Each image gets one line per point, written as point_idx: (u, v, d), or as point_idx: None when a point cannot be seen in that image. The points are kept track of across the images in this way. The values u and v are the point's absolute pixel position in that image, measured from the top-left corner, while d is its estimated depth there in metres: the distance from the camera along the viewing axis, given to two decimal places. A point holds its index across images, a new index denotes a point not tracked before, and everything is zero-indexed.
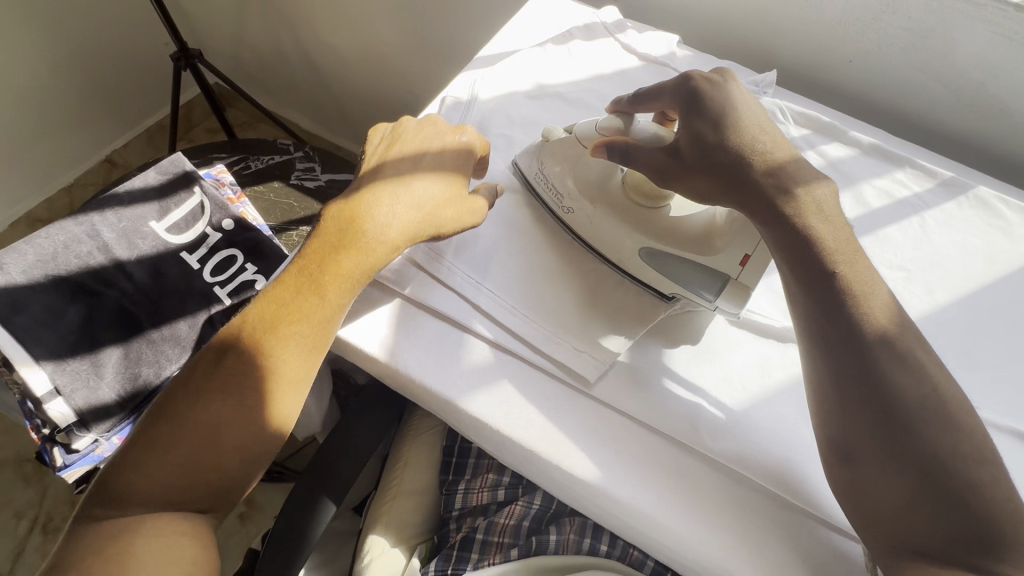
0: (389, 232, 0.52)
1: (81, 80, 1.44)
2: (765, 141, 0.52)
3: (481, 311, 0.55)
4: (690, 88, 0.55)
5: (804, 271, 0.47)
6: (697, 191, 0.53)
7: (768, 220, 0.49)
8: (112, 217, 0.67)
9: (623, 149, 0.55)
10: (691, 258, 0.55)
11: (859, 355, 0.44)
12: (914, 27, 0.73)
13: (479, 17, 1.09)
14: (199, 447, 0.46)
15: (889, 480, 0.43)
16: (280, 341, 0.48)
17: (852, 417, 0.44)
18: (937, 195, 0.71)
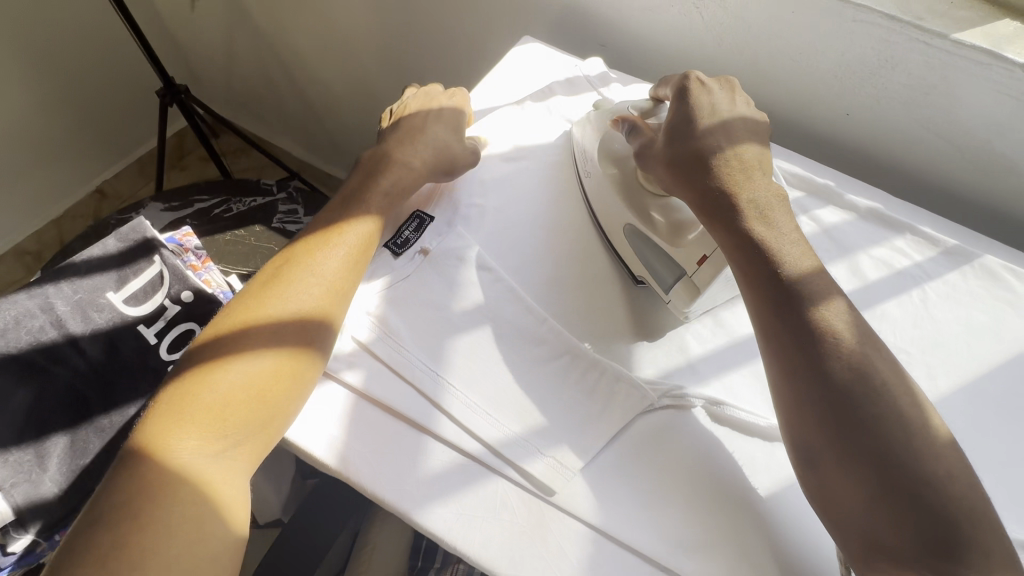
0: (402, 175, 0.61)
1: (69, 113, 1.42)
2: (728, 148, 0.56)
3: (441, 408, 0.51)
4: (684, 89, 0.60)
5: (751, 266, 0.51)
6: (661, 180, 0.59)
7: (721, 218, 0.53)
8: (67, 288, 0.64)
9: (632, 127, 0.63)
10: (658, 243, 0.60)
11: (806, 348, 0.47)
12: (915, 84, 0.68)
13: (466, 58, 1.06)
14: (231, 397, 0.45)
15: (851, 480, 0.43)
16: (290, 293, 0.50)
17: (807, 414, 0.46)
18: (939, 264, 0.66)
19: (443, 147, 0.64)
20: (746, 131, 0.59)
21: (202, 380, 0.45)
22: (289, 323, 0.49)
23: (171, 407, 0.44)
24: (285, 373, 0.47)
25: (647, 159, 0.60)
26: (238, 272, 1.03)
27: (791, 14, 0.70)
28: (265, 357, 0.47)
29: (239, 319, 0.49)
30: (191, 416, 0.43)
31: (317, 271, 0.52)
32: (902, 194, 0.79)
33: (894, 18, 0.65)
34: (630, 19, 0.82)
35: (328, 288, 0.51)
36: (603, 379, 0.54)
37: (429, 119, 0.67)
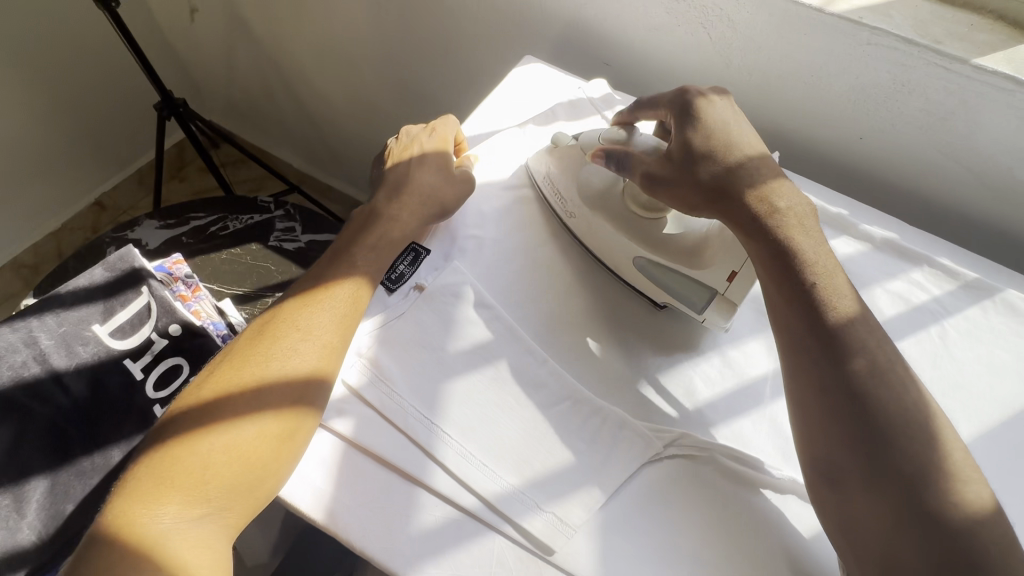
0: (389, 231, 0.58)
1: (69, 126, 1.39)
2: (754, 162, 0.54)
3: (435, 459, 0.48)
4: (684, 102, 0.57)
5: (782, 279, 0.50)
6: (683, 203, 0.55)
7: (755, 232, 0.51)
8: (52, 321, 0.62)
9: (619, 158, 0.59)
10: (678, 270, 0.58)
11: (841, 365, 0.46)
12: (932, 109, 0.65)
13: (466, 75, 1.04)
14: (217, 459, 0.43)
15: (875, 500, 0.42)
16: (286, 347, 0.48)
17: (838, 432, 0.45)
18: (959, 299, 0.63)
19: (431, 195, 0.61)
20: (755, 145, 0.56)
21: (187, 444, 0.43)
22: (277, 385, 0.46)
23: (151, 476, 0.42)
24: (273, 437, 0.44)
25: (660, 182, 0.55)
26: (233, 293, 0.99)
27: (803, 36, 0.67)
28: (250, 422, 0.45)
29: (224, 379, 0.46)
30: (170, 488, 0.41)
31: (307, 327, 0.49)
32: (917, 221, 0.76)
33: (912, 42, 0.62)
34: (634, 39, 0.79)
35: (319, 345, 0.49)
36: (606, 426, 0.51)
37: (412, 164, 0.63)
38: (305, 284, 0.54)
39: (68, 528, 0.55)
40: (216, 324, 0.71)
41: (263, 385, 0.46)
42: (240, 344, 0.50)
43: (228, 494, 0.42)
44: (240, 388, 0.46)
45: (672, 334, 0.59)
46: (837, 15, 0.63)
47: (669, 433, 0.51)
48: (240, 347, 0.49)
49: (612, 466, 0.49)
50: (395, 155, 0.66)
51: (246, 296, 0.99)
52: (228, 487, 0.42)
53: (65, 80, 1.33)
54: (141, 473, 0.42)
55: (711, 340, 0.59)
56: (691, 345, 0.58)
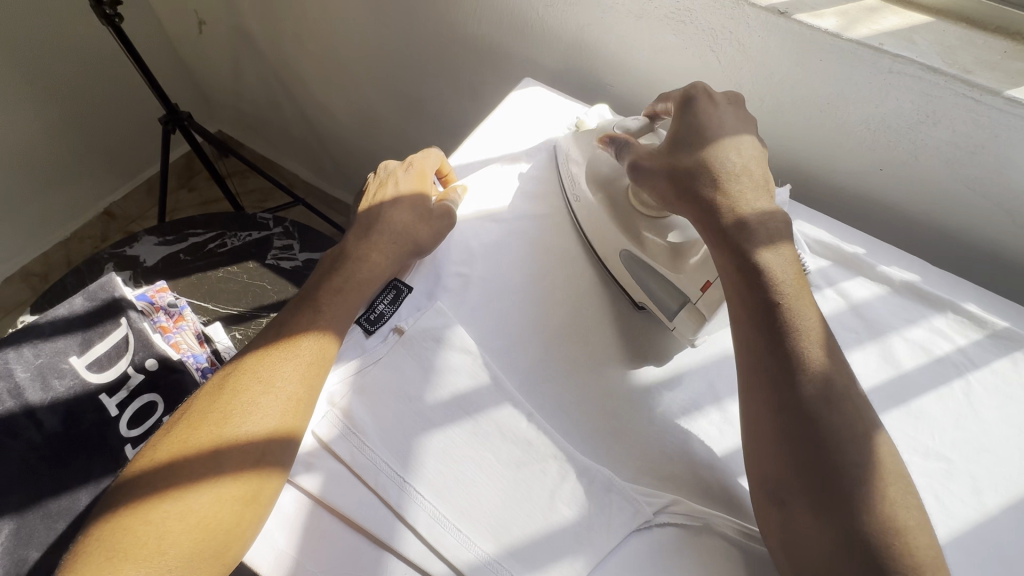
0: (357, 273, 0.55)
1: (77, 136, 1.34)
2: (736, 164, 0.51)
3: (405, 521, 0.45)
4: (687, 97, 0.55)
5: (745, 297, 0.47)
6: (658, 193, 0.53)
7: (719, 240, 0.49)
8: (29, 352, 0.60)
9: (621, 143, 0.58)
10: (660, 271, 0.57)
11: (792, 387, 0.43)
12: (960, 141, 0.60)
13: (467, 94, 1.02)
14: (175, 528, 0.41)
15: (817, 526, 0.41)
16: (248, 403, 0.46)
17: (785, 452, 0.43)
18: (985, 350, 0.58)
19: (405, 233, 0.58)
20: (749, 151, 0.52)
21: (142, 513, 0.41)
22: (237, 443, 0.44)
23: (103, 550, 0.40)
24: (235, 501, 0.42)
25: (641, 169, 0.54)
26: (226, 314, 0.96)
27: (819, 62, 0.62)
28: (209, 484, 0.42)
29: (182, 439, 0.45)
30: (125, 560, 0.39)
31: (269, 378, 0.47)
32: (940, 259, 0.71)
33: (938, 71, 0.56)
34: (635, 61, 0.75)
35: (281, 396, 0.47)
36: (593, 487, 0.47)
37: (386, 202, 0.60)
38: (268, 333, 0.52)
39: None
40: (196, 356, 0.70)
41: (222, 443, 0.44)
42: (198, 401, 0.47)
43: (190, 561, 0.40)
44: (200, 450, 0.44)
45: (672, 345, 0.58)
46: (856, 41, 0.59)
47: (660, 498, 0.47)
48: (198, 404, 0.47)
49: (599, 536, 0.46)
50: (375, 189, 0.63)
51: (239, 316, 0.96)
52: (189, 555, 0.40)
53: (76, 89, 1.28)
54: (94, 547, 0.40)
55: (710, 391, 0.55)
56: (689, 397, 0.54)
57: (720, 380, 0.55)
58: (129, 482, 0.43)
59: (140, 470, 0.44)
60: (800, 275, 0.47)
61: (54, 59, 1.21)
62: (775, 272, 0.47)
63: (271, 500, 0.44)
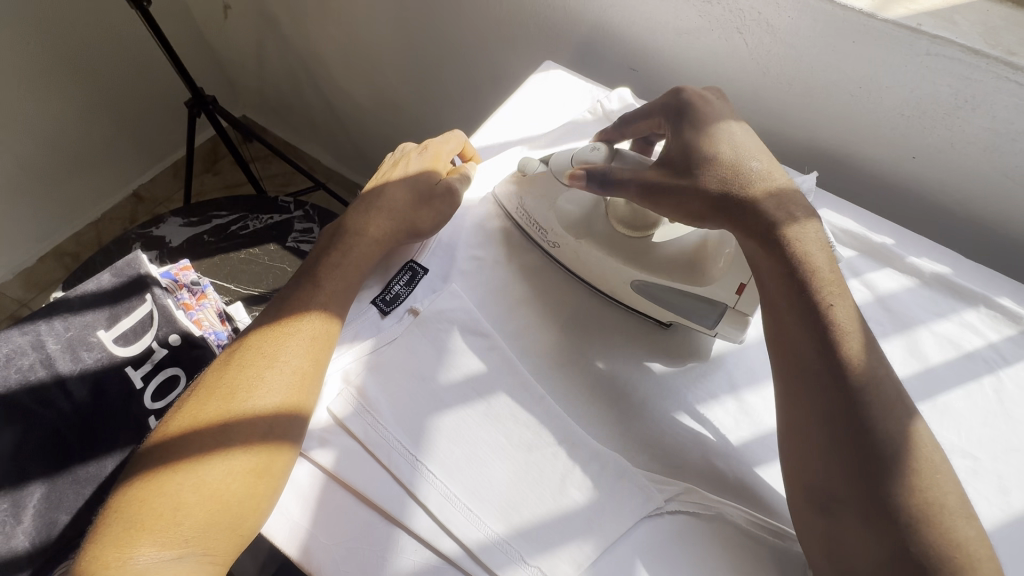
0: (354, 248, 0.55)
1: (106, 119, 1.37)
2: (762, 164, 0.48)
3: (416, 499, 0.46)
4: (679, 100, 0.52)
5: (790, 298, 0.45)
6: (688, 215, 0.49)
7: (761, 245, 0.46)
8: (60, 325, 0.62)
9: (605, 178, 0.52)
10: (677, 285, 0.53)
11: (846, 395, 0.41)
12: (1000, 128, 0.57)
13: (487, 78, 1.01)
14: (191, 497, 0.42)
15: (869, 537, 0.39)
16: (255, 379, 0.47)
17: (839, 462, 0.41)
18: (1020, 347, 0.56)
19: (405, 212, 0.57)
20: (756, 141, 0.50)
21: (157, 485, 0.42)
22: (244, 417, 0.45)
23: (122, 522, 0.41)
24: (250, 473, 0.43)
25: (659, 194, 0.49)
26: (247, 294, 0.98)
27: (851, 44, 0.60)
28: (222, 456, 0.44)
29: (192, 414, 0.46)
30: (144, 530, 0.40)
31: (273, 354, 0.48)
32: (972, 250, 0.68)
33: (979, 53, 0.54)
34: (657, 44, 0.74)
35: (286, 369, 0.47)
36: (605, 473, 0.47)
37: (391, 178, 0.60)
38: (269, 313, 0.52)
39: (60, 537, 0.56)
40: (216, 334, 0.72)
41: (230, 417, 0.45)
42: (205, 379, 0.48)
43: (207, 530, 0.41)
44: (210, 425, 0.45)
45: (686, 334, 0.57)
46: (893, 22, 0.56)
47: (672, 486, 0.47)
48: (205, 382, 0.48)
49: (608, 520, 0.45)
50: (392, 165, 0.63)
51: (259, 297, 0.97)
52: (206, 524, 0.41)
53: (104, 72, 1.31)
54: (114, 519, 0.41)
55: (726, 380, 0.54)
56: (705, 387, 0.53)
57: (737, 370, 0.54)
58: (144, 458, 0.45)
59: (153, 446, 0.45)
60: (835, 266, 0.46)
61: (86, 43, 1.23)
62: (816, 272, 0.45)
63: (284, 472, 0.45)
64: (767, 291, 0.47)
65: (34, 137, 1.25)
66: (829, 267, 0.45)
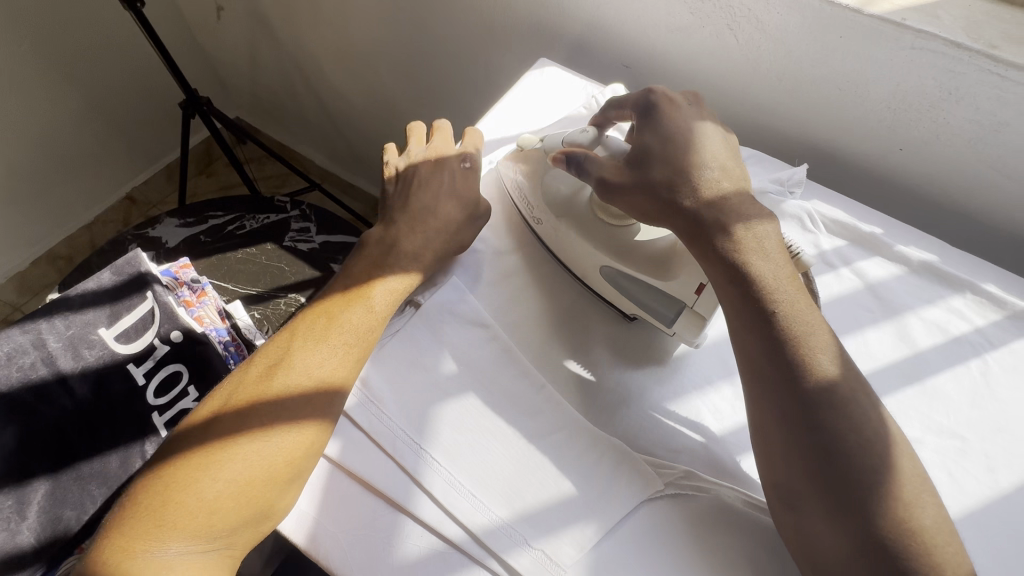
0: (406, 267, 0.54)
1: (98, 122, 1.37)
2: (713, 168, 0.50)
3: (421, 486, 0.46)
4: (647, 104, 0.53)
5: (739, 304, 0.46)
6: (637, 211, 0.52)
7: (704, 252, 0.48)
8: (60, 323, 0.62)
9: (578, 162, 0.54)
10: (646, 280, 0.54)
11: (797, 396, 0.42)
12: (983, 120, 0.59)
13: (482, 76, 1.02)
14: (216, 498, 0.42)
15: (829, 529, 0.40)
16: (287, 387, 0.46)
17: (796, 459, 0.42)
18: (1004, 330, 0.57)
19: (449, 228, 0.57)
20: (717, 144, 0.52)
21: (185, 482, 0.42)
22: (275, 424, 0.45)
23: (148, 512, 0.41)
24: (273, 481, 0.43)
25: (615, 189, 0.52)
26: (245, 294, 0.98)
27: (838, 38, 0.61)
28: (248, 462, 0.43)
29: (224, 412, 0.45)
30: (168, 523, 0.41)
31: (307, 362, 0.47)
32: (957, 238, 0.70)
33: (961, 46, 0.56)
34: (650, 39, 0.75)
35: (322, 370, 0.47)
36: (605, 458, 0.48)
37: (438, 191, 0.59)
38: (306, 316, 0.51)
39: (66, 532, 0.56)
40: (217, 331, 0.72)
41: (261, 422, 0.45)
42: (240, 377, 0.48)
43: (231, 525, 0.42)
44: (241, 429, 0.44)
45: None
46: (877, 17, 0.58)
47: (672, 469, 0.48)
48: (239, 380, 0.47)
49: (611, 503, 0.46)
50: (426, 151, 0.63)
51: (258, 296, 0.97)
52: (231, 520, 0.42)
53: (96, 75, 1.30)
54: (140, 503, 0.42)
55: (722, 366, 0.55)
56: (702, 373, 0.55)
57: (735, 356, 0.55)
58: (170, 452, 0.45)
59: (184, 439, 0.45)
60: (787, 259, 0.47)
61: (76, 45, 1.23)
62: (765, 279, 0.46)
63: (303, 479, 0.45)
64: (720, 299, 0.48)
65: (25, 140, 1.25)
66: (769, 267, 0.46)
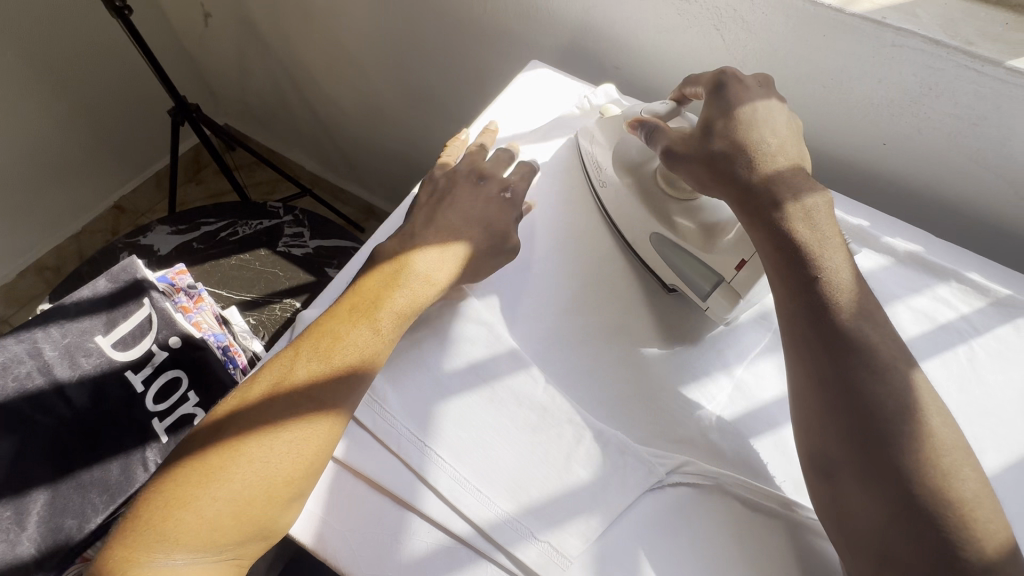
0: (419, 292, 0.52)
1: (85, 131, 1.35)
2: (769, 143, 0.51)
3: (426, 483, 0.47)
4: (717, 81, 0.54)
5: (786, 273, 0.48)
6: (695, 180, 0.53)
7: (755, 224, 0.50)
8: (56, 332, 0.62)
9: (652, 127, 0.57)
10: (690, 250, 0.57)
11: (838, 363, 0.44)
12: (962, 113, 0.61)
13: (474, 79, 1.03)
14: (215, 514, 0.42)
15: (869, 500, 0.41)
16: (288, 406, 0.46)
17: (835, 426, 0.43)
18: (988, 317, 0.59)
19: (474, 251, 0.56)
20: (782, 125, 0.53)
21: (185, 495, 0.42)
22: (275, 444, 0.44)
23: (148, 524, 0.41)
24: (271, 500, 0.43)
25: (678, 158, 0.54)
26: (240, 300, 0.98)
27: (821, 37, 0.63)
28: (247, 479, 0.43)
29: (225, 428, 0.45)
30: (168, 536, 0.41)
31: (309, 382, 0.47)
32: (940, 229, 0.72)
33: (939, 43, 0.57)
34: (639, 40, 0.76)
35: (325, 388, 0.46)
36: (607, 451, 0.49)
37: (467, 216, 0.57)
38: (312, 332, 0.50)
39: (67, 542, 0.55)
40: (215, 336, 0.72)
41: (262, 441, 0.44)
42: (244, 392, 0.47)
43: (236, 539, 0.42)
44: (242, 446, 0.44)
45: (681, 312, 0.59)
46: (859, 16, 0.59)
47: (672, 459, 0.49)
48: (243, 396, 0.47)
49: (614, 494, 0.47)
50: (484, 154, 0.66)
51: (253, 302, 0.97)
52: (234, 534, 0.42)
53: (82, 84, 1.29)
54: (145, 510, 0.42)
55: (718, 358, 0.56)
56: (699, 365, 0.56)
57: (729, 348, 0.57)
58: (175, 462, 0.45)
59: (187, 451, 0.45)
60: (836, 235, 0.49)
61: (62, 54, 1.22)
62: (812, 249, 0.47)
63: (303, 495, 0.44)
64: (765, 269, 0.50)
65: (11, 151, 1.23)
66: (814, 240, 0.48)
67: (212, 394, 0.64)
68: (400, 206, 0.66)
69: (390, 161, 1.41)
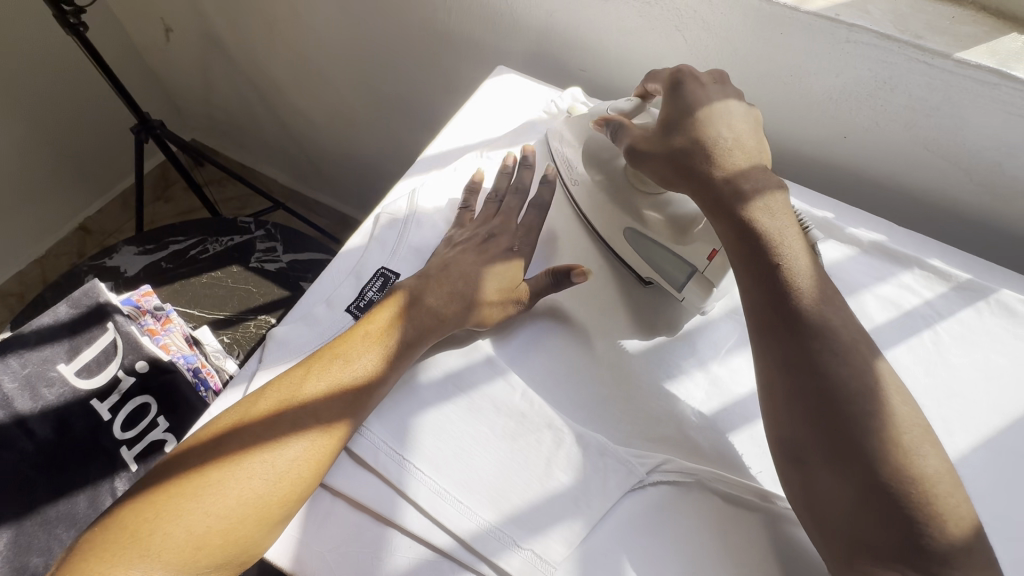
0: (426, 322, 0.52)
1: (45, 153, 1.31)
2: (727, 137, 0.51)
3: (405, 496, 0.46)
4: (675, 79, 0.55)
5: (748, 261, 0.48)
6: (659, 175, 0.54)
7: (718, 214, 0.50)
8: (13, 362, 0.58)
9: (616, 129, 0.58)
10: (663, 245, 0.57)
11: (801, 346, 0.45)
12: (917, 105, 0.63)
13: (443, 86, 1.02)
14: (200, 529, 0.40)
15: (836, 482, 0.42)
16: (288, 423, 0.45)
17: (799, 412, 0.44)
18: (951, 301, 0.61)
19: (474, 296, 0.54)
20: (740, 118, 0.53)
21: (170, 507, 0.41)
22: (271, 460, 0.43)
23: (125, 533, 0.40)
24: (259, 519, 0.42)
25: (643, 156, 0.54)
26: (212, 319, 0.96)
27: (779, 35, 0.64)
28: (239, 496, 0.42)
29: (221, 440, 0.44)
30: (145, 546, 0.39)
31: (311, 400, 0.46)
32: (903, 217, 0.74)
33: (890, 38, 0.59)
34: (605, 42, 0.77)
35: (326, 408, 0.46)
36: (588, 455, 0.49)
37: (482, 267, 0.56)
38: (319, 351, 0.50)
39: None
40: (184, 357, 0.70)
41: (256, 457, 0.43)
42: (245, 405, 0.46)
43: (217, 560, 0.40)
44: (236, 460, 0.43)
45: (654, 309, 0.60)
46: (814, 14, 0.61)
47: (652, 458, 0.49)
48: (244, 409, 0.46)
49: (596, 497, 0.47)
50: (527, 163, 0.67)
51: (225, 320, 0.95)
52: (216, 555, 0.40)
53: (40, 104, 1.25)
54: (126, 517, 0.41)
55: (694, 355, 0.57)
56: (674, 361, 0.56)
57: (702, 344, 0.57)
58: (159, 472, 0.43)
59: (176, 459, 0.44)
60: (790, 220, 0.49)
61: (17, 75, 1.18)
62: (774, 236, 0.48)
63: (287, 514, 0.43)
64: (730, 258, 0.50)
65: None
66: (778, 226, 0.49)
67: (182, 418, 0.63)
68: (374, 212, 0.65)
69: (363, 171, 1.40)
